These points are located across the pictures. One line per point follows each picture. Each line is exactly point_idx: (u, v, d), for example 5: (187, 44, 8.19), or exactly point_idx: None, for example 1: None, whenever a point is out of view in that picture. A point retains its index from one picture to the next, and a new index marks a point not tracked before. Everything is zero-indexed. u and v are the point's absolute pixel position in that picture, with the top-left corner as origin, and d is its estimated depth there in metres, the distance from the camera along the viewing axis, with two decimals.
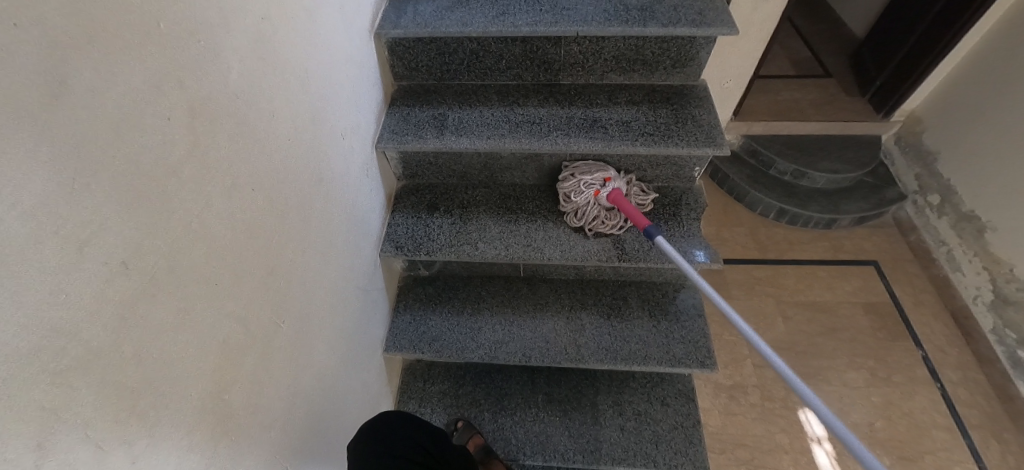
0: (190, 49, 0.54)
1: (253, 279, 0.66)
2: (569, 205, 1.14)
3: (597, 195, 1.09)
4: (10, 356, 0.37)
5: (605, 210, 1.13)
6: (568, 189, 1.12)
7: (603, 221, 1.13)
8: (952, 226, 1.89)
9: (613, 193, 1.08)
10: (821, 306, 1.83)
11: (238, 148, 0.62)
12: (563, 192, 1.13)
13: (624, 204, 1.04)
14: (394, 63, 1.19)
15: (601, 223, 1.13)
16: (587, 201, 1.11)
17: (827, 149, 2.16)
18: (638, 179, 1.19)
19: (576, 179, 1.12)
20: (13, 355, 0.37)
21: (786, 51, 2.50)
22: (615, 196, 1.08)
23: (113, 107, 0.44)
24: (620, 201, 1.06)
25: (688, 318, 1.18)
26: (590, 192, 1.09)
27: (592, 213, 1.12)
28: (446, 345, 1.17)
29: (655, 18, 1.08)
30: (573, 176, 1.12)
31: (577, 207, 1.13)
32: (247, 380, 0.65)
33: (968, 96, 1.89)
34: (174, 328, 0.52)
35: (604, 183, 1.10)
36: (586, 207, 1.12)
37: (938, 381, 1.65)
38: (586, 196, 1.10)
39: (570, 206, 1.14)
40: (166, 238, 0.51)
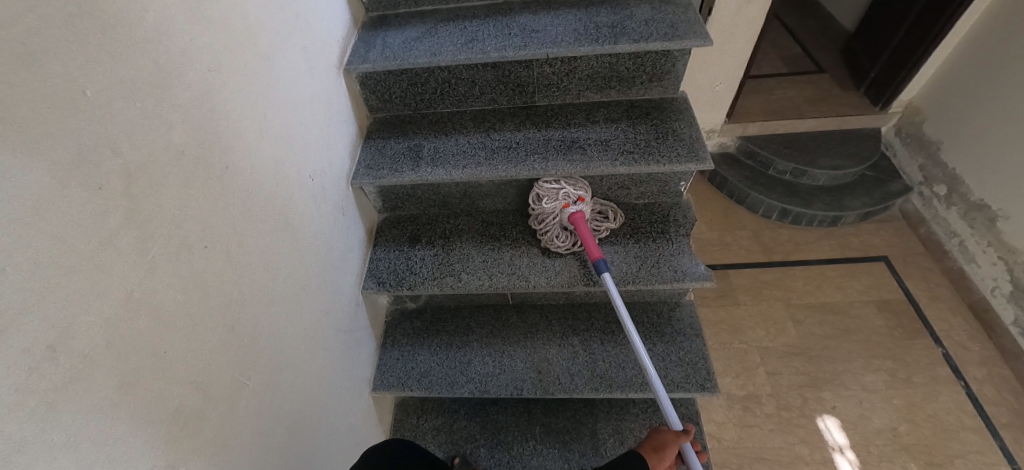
0: (130, 110, 0.52)
1: (211, 340, 0.63)
2: (535, 204, 1.11)
3: (565, 208, 1.06)
4: None
5: (562, 225, 1.11)
6: (544, 192, 1.09)
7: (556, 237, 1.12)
8: (962, 216, 1.82)
9: (579, 217, 1.06)
10: (833, 308, 1.76)
11: (191, 205, 0.60)
12: (538, 191, 1.10)
13: (586, 234, 1.05)
14: (367, 96, 1.18)
15: (552, 238, 1.11)
16: (554, 210, 1.08)
17: (827, 145, 2.10)
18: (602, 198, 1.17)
19: (557, 186, 1.08)
20: None
21: (776, 49, 2.45)
22: (578, 220, 1.06)
23: (35, 180, 0.42)
24: (581, 227, 1.06)
25: (686, 339, 1.14)
26: (561, 203, 1.06)
27: (551, 224, 1.10)
28: (436, 381, 1.13)
29: (626, 34, 1.05)
30: (555, 181, 1.09)
31: (542, 212, 1.10)
32: (209, 445, 0.62)
33: (967, 84, 1.84)
34: (116, 406, 0.49)
35: (577, 201, 1.07)
36: (546, 216, 1.10)
37: (962, 379, 1.58)
38: (556, 207, 1.07)
39: (535, 206, 1.11)
40: (102, 314, 0.48)
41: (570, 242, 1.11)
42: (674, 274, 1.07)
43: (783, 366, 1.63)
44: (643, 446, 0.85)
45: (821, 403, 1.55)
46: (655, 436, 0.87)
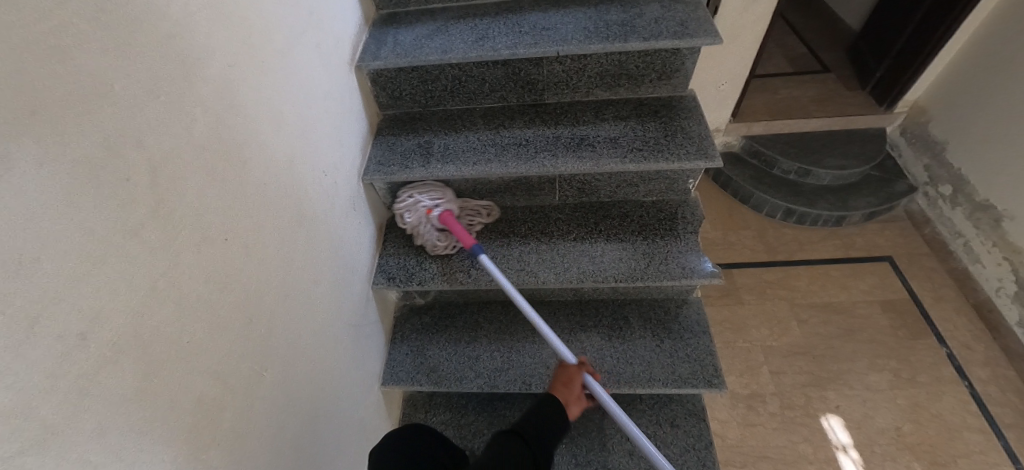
0: (153, 105, 0.53)
1: (232, 331, 0.64)
2: (404, 223, 1.15)
3: (427, 214, 1.11)
4: None
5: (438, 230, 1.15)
6: (405, 208, 1.13)
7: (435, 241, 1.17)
8: (968, 217, 1.83)
9: (444, 214, 1.10)
10: (837, 308, 1.76)
11: (212, 199, 0.61)
12: (400, 211, 1.14)
13: (454, 225, 1.08)
14: (377, 93, 1.19)
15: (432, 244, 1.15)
16: (420, 219, 1.12)
17: (831, 145, 2.11)
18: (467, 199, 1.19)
19: (413, 197, 1.12)
20: None
21: (782, 49, 2.45)
22: (444, 217, 1.09)
23: (68, 172, 0.43)
24: (449, 222, 1.09)
25: (693, 335, 1.14)
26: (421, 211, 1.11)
27: (425, 233, 1.14)
28: (445, 376, 1.15)
29: (637, 32, 1.06)
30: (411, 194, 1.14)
31: (415, 226, 1.14)
32: (228, 435, 0.63)
33: (973, 84, 1.84)
34: (140, 396, 0.50)
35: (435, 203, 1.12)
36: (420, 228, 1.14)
37: (966, 380, 1.58)
38: (421, 216, 1.12)
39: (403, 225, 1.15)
40: (129, 305, 0.49)
41: (448, 242, 1.15)
42: (681, 271, 1.08)
43: (787, 365, 1.64)
44: (553, 385, 0.88)
45: (825, 402, 1.56)
46: (561, 372, 0.91)
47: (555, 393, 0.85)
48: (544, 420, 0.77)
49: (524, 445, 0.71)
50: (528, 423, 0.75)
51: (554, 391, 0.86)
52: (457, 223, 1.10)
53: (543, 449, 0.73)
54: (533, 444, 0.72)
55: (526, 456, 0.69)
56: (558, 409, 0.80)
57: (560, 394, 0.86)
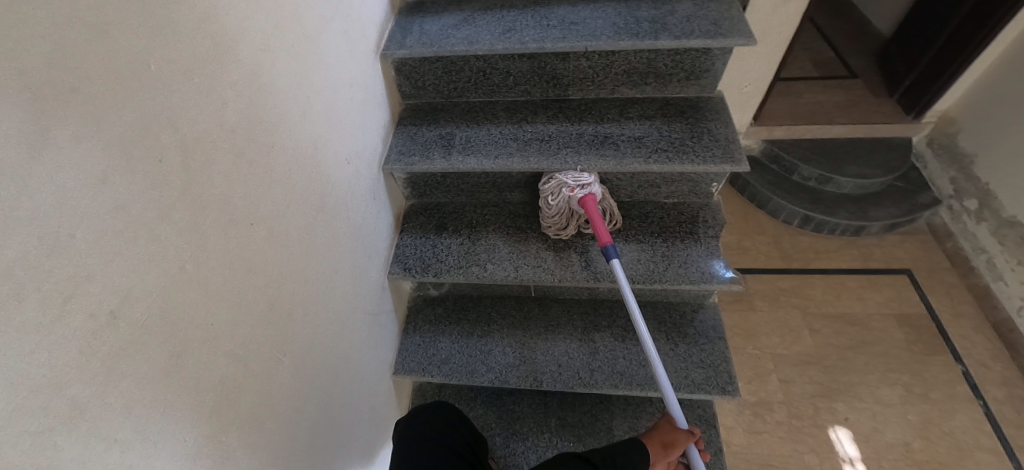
0: (187, 86, 0.53)
1: (253, 318, 0.65)
2: (546, 205, 1.08)
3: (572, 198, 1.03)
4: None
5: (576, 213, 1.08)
6: (547, 190, 1.07)
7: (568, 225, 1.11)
8: (992, 233, 1.78)
9: (590, 199, 1.03)
10: (851, 319, 1.73)
11: (237, 184, 0.61)
12: (543, 192, 1.08)
13: (597, 215, 1.02)
14: (400, 82, 1.18)
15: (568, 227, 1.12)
16: (564, 203, 1.05)
17: (854, 153, 2.06)
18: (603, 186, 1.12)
19: (557, 181, 1.05)
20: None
21: (807, 52, 2.40)
22: (588, 202, 1.03)
23: (102, 154, 0.43)
24: (591, 209, 1.03)
25: (707, 341, 1.13)
26: (566, 194, 1.04)
27: (565, 213, 1.08)
28: (456, 368, 1.15)
29: (667, 30, 1.04)
30: (554, 177, 1.07)
31: (557, 210, 1.08)
32: (247, 416, 0.64)
33: (1007, 96, 1.79)
34: (161, 377, 0.51)
35: (581, 186, 1.03)
36: (562, 209, 1.07)
37: (981, 398, 1.55)
38: (562, 198, 1.05)
39: (546, 207, 1.09)
40: (158, 284, 0.50)
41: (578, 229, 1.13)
42: (701, 275, 1.07)
43: (797, 374, 1.62)
44: (651, 440, 0.92)
45: (833, 414, 1.54)
46: (667, 432, 0.94)
47: (650, 449, 0.90)
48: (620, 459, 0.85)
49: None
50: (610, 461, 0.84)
51: (650, 447, 0.91)
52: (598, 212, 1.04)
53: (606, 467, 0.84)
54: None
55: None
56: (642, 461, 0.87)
57: (654, 453, 0.90)
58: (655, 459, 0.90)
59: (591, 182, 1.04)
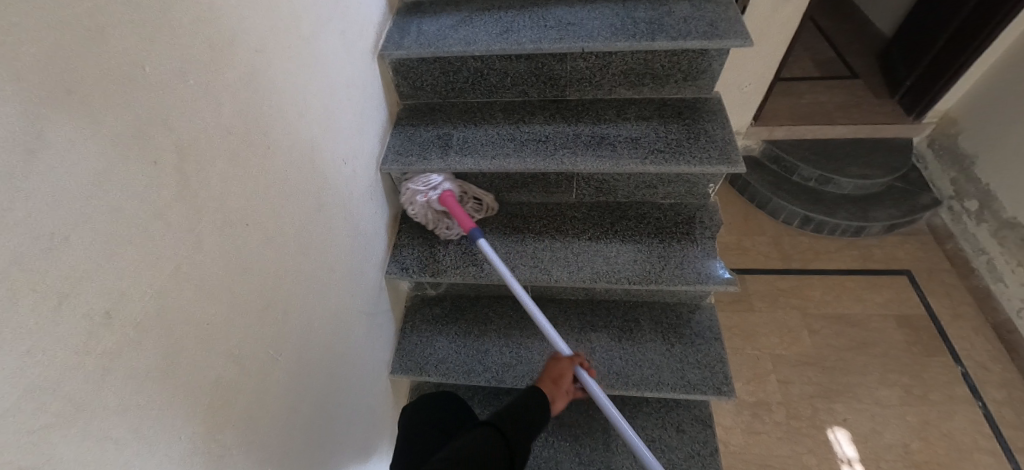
0: (182, 88, 0.53)
1: (250, 317, 0.65)
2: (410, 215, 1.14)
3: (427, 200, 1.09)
4: None
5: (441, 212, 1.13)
6: (406, 199, 1.12)
7: (445, 225, 1.15)
8: (993, 234, 1.78)
9: (444, 195, 1.07)
10: (850, 320, 1.73)
11: (231, 184, 0.61)
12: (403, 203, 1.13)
13: (454, 207, 1.07)
14: (398, 82, 1.18)
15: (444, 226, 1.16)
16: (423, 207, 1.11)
17: (855, 154, 2.06)
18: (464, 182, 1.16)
19: (411, 188, 1.10)
20: None
21: (809, 52, 2.39)
22: (444, 198, 1.08)
23: (98, 157, 0.44)
24: (449, 203, 1.07)
25: (704, 342, 1.13)
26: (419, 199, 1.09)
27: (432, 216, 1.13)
28: (453, 368, 1.15)
29: (664, 31, 1.04)
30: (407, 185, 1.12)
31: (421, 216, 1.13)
32: (242, 416, 0.65)
33: (1008, 97, 1.79)
34: (156, 378, 0.51)
35: (431, 186, 1.09)
36: (426, 213, 1.13)
37: (980, 400, 1.55)
38: (421, 204, 1.10)
39: (413, 216, 1.14)
40: (155, 284, 0.50)
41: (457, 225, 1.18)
42: (696, 276, 1.07)
43: (796, 375, 1.62)
44: (542, 381, 0.91)
45: (832, 414, 1.54)
46: (552, 367, 0.94)
47: (544, 389, 0.88)
48: (528, 418, 0.79)
49: (502, 441, 0.71)
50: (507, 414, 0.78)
51: (545, 388, 0.88)
52: (457, 204, 1.08)
53: (520, 444, 0.74)
54: (509, 436, 0.73)
55: (503, 449, 0.70)
56: (543, 403, 0.83)
57: (549, 392, 0.89)
58: (552, 396, 0.88)
59: (440, 182, 1.09)
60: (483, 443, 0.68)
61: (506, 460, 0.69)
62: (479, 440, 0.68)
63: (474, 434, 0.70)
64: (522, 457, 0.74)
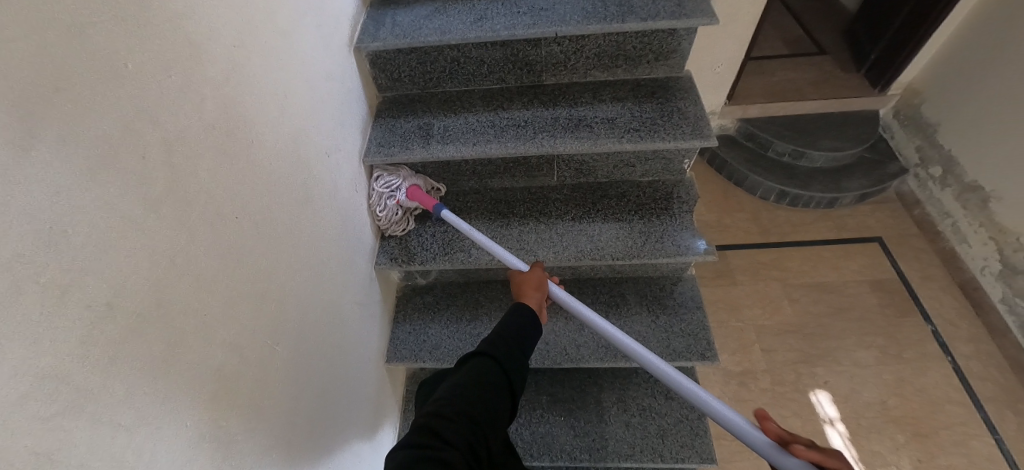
0: (164, 84, 0.54)
1: (246, 308, 0.67)
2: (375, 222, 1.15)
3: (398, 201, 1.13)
4: (5, 397, 0.38)
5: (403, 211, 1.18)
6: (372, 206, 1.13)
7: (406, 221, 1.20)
8: (956, 198, 1.87)
9: (412, 189, 1.14)
10: (828, 287, 1.81)
11: (218, 178, 0.62)
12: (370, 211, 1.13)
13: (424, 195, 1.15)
14: (376, 75, 1.19)
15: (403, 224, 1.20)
16: (391, 209, 1.14)
17: (826, 128, 2.13)
18: (421, 174, 1.21)
19: (373, 195, 1.12)
20: (9, 396, 0.38)
21: (778, 30, 2.45)
22: (412, 192, 1.14)
23: (89, 154, 0.45)
24: (418, 194, 1.15)
25: (687, 311, 1.18)
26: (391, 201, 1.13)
27: (399, 217, 1.17)
28: (447, 353, 1.18)
29: (634, 13, 1.07)
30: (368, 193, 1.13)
31: (388, 220, 1.15)
32: (246, 404, 0.67)
33: (965, 66, 1.87)
34: (157, 369, 0.52)
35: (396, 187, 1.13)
36: (392, 217, 1.15)
37: (950, 355, 1.64)
38: (391, 207, 1.13)
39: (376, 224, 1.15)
40: (153, 276, 0.52)
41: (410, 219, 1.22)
42: (677, 248, 1.11)
43: (779, 343, 1.69)
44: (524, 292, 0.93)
45: (814, 378, 1.61)
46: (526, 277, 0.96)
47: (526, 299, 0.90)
48: (520, 335, 0.80)
49: (495, 364, 0.74)
50: (496, 337, 0.78)
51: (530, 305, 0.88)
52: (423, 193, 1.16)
53: (516, 366, 0.76)
54: (501, 356, 0.75)
55: (499, 376, 0.73)
56: (532, 318, 0.85)
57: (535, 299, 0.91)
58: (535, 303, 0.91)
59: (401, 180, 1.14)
60: (475, 372, 0.71)
61: (506, 386, 0.73)
62: (474, 371, 0.72)
63: (466, 365, 0.73)
64: (520, 381, 0.76)
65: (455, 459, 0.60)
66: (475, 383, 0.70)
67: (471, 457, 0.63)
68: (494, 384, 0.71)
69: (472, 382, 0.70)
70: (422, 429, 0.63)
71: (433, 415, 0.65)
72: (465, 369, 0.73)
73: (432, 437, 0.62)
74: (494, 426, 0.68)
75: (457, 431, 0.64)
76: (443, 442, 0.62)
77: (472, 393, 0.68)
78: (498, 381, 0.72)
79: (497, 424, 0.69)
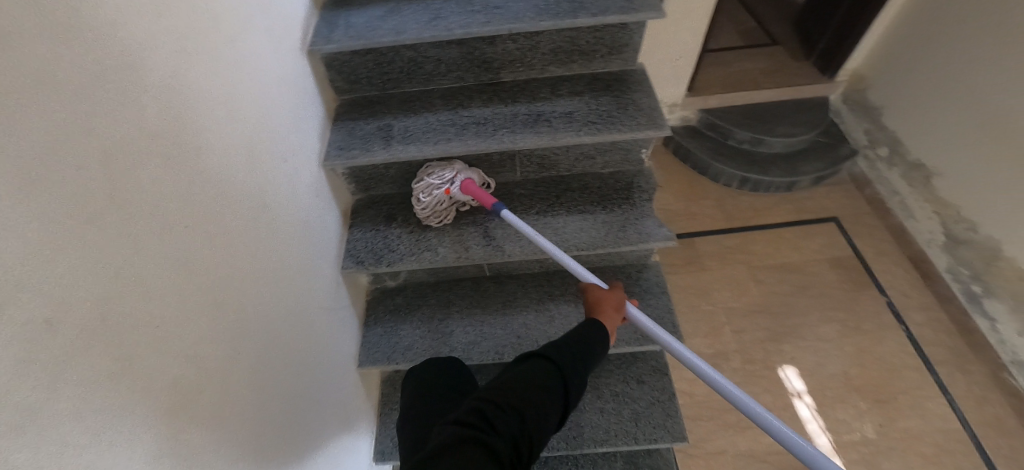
0: (100, 92, 0.53)
1: (202, 318, 0.66)
2: (417, 205, 1.15)
3: (449, 192, 1.13)
4: None
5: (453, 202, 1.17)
6: (418, 191, 1.13)
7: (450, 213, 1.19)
8: (903, 176, 1.97)
9: (466, 183, 1.13)
10: (791, 267, 1.88)
11: (163, 186, 0.61)
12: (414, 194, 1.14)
13: (478, 190, 1.14)
14: (333, 78, 1.18)
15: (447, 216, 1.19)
16: (440, 199, 1.13)
17: (782, 115, 2.21)
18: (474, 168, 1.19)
19: (424, 182, 1.13)
20: None
21: (732, 22, 2.53)
22: (467, 186, 1.14)
23: (20, 164, 0.43)
24: (472, 189, 1.14)
25: (653, 296, 1.22)
26: (441, 191, 1.12)
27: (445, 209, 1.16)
28: (421, 353, 1.17)
29: (586, 8, 1.09)
30: (423, 178, 1.14)
31: (432, 208, 1.15)
32: (207, 415, 0.66)
33: (904, 50, 1.96)
34: (109, 382, 0.51)
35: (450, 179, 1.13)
36: (437, 206, 1.15)
37: (904, 324, 1.73)
38: (438, 196, 1.13)
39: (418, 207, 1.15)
40: (96, 289, 0.50)
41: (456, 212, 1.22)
42: (640, 236, 1.14)
43: (747, 324, 1.75)
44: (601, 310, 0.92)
45: (781, 354, 1.68)
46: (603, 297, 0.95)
47: (604, 319, 0.89)
48: (584, 346, 0.79)
49: (556, 372, 0.72)
50: (566, 347, 0.77)
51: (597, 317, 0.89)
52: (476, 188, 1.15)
53: (576, 381, 0.74)
54: (565, 367, 0.74)
55: (557, 387, 0.70)
56: (601, 335, 0.84)
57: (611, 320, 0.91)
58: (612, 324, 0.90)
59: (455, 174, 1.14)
60: (537, 374, 0.70)
61: (561, 400, 0.70)
62: (535, 372, 0.71)
63: (530, 365, 0.72)
64: (576, 397, 0.73)
65: (498, 445, 0.58)
66: (532, 383, 0.68)
67: (514, 452, 0.60)
68: (553, 391, 0.69)
69: (529, 382, 0.68)
70: (473, 411, 0.63)
71: (485, 401, 0.64)
72: (526, 367, 0.72)
73: (478, 419, 0.61)
74: (542, 432, 0.65)
75: (507, 423, 0.62)
76: (489, 427, 0.60)
77: (529, 392, 0.67)
78: (556, 386, 0.70)
79: (546, 433, 0.66)
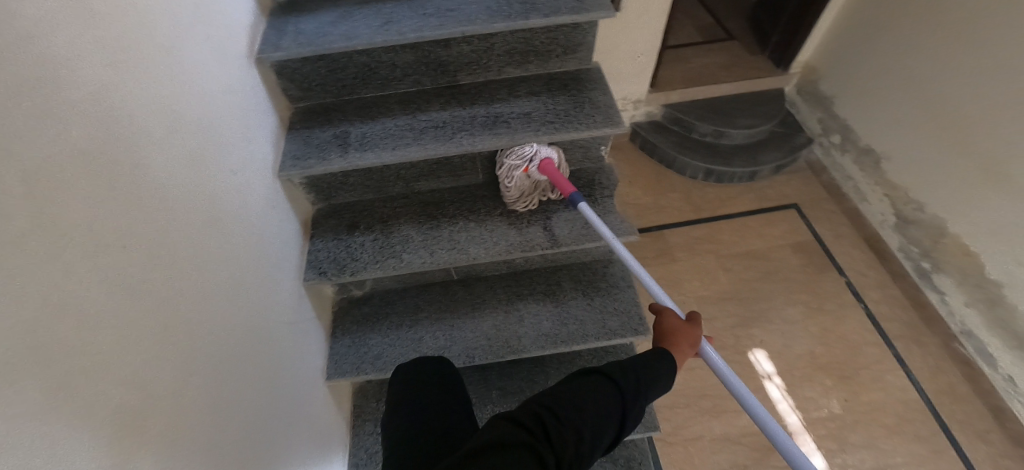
0: (21, 110, 0.50)
1: (148, 339, 0.64)
2: (505, 188, 1.16)
3: (528, 172, 1.11)
4: None
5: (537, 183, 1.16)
6: (503, 175, 1.15)
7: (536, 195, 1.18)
8: (854, 161, 2.05)
9: (544, 164, 1.10)
10: (756, 254, 1.94)
11: (97, 205, 0.58)
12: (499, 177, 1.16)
13: (555, 173, 1.10)
14: (285, 86, 1.16)
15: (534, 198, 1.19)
16: (520, 180, 1.13)
17: (741, 107, 2.27)
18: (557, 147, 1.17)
19: (505, 165, 1.13)
20: None
21: (690, 19, 2.58)
22: (545, 166, 1.11)
23: None
24: (550, 171, 1.11)
25: (619, 291, 1.24)
26: (518, 172, 1.11)
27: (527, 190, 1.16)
28: (390, 361, 1.16)
29: (537, 9, 1.10)
30: (503, 161, 1.14)
31: (516, 189, 1.15)
32: (157, 440, 0.63)
33: (849, 41, 2.04)
34: (45, 414, 0.48)
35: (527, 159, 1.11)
36: (521, 188, 1.15)
37: (863, 303, 1.80)
38: (518, 179, 1.13)
39: (507, 190, 1.16)
40: (26, 316, 0.47)
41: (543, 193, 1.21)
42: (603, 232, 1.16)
43: (718, 311, 1.79)
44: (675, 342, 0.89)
45: (751, 339, 1.73)
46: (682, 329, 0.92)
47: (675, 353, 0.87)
48: (645, 369, 0.77)
49: (616, 393, 0.71)
50: (632, 371, 0.76)
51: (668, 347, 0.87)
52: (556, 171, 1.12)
53: (636, 407, 0.72)
54: (628, 393, 0.72)
55: (615, 410, 0.69)
56: (668, 365, 0.81)
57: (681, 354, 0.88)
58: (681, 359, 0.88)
59: (536, 152, 1.11)
60: (596, 391, 0.70)
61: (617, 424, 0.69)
62: (597, 389, 0.70)
63: (589, 379, 0.72)
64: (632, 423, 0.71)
65: (550, 455, 0.59)
66: (587, 398, 0.68)
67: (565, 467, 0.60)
68: (611, 413, 0.68)
69: (589, 398, 0.68)
70: (531, 413, 0.63)
71: (544, 409, 0.64)
72: (587, 381, 0.71)
73: (535, 422, 0.62)
74: (593, 451, 0.64)
75: (562, 434, 0.62)
76: (544, 434, 0.61)
77: (587, 407, 0.66)
78: (614, 406, 0.69)
79: (597, 451, 0.65)
